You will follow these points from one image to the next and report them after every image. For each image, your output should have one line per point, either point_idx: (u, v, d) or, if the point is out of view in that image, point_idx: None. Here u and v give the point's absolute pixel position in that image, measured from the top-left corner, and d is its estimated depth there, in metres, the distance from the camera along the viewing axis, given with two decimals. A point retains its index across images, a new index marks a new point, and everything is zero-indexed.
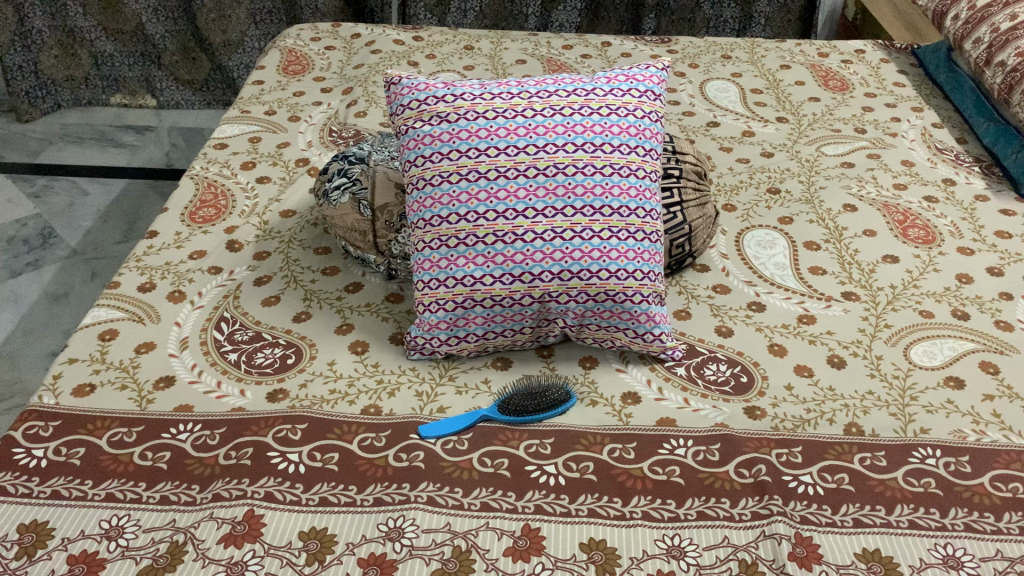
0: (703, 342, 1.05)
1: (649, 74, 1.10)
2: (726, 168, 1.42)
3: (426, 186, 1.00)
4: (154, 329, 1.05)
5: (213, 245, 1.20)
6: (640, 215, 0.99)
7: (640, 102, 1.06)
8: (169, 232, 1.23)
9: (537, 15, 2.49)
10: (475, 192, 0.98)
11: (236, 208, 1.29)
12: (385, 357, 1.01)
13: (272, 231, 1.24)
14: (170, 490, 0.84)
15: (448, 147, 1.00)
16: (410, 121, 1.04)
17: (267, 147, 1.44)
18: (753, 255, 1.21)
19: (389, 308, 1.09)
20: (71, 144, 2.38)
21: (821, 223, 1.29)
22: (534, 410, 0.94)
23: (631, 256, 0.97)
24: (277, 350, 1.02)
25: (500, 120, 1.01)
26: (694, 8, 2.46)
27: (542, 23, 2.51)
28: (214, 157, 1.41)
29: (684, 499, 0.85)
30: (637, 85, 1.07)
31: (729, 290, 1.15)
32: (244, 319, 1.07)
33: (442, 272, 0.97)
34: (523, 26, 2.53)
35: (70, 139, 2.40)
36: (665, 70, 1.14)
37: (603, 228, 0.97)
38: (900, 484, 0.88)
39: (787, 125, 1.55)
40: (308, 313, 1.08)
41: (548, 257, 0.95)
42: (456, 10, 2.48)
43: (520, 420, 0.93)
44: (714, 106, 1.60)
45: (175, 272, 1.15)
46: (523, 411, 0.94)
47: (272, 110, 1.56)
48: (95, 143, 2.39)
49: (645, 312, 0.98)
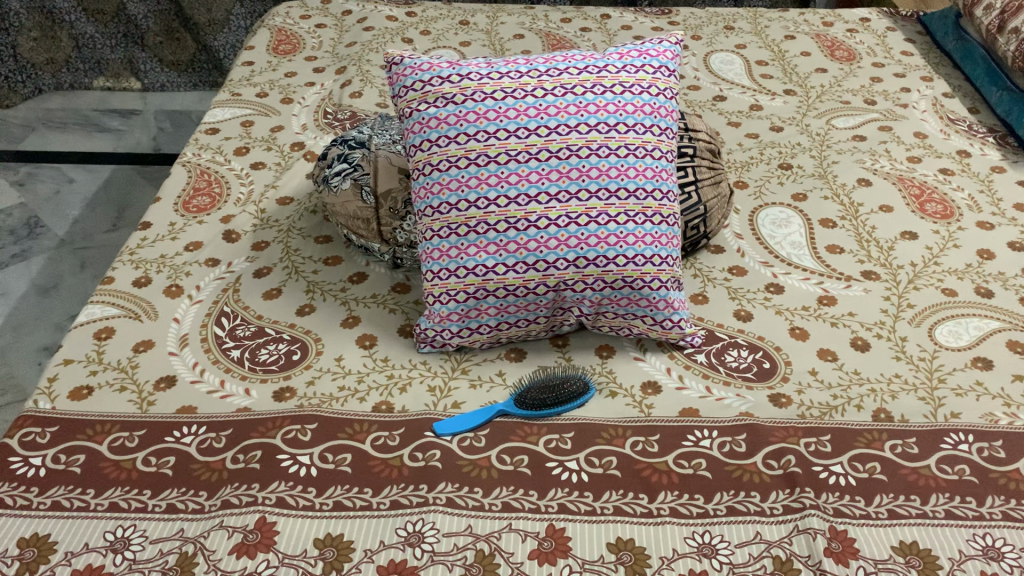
0: (722, 327, 1.02)
1: (662, 48, 1.05)
2: (735, 144, 1.38)
3: (433, 172, 0.96)
4: (153, 327, 1.01)
5: (210, 236, 1.16)
6: (657, 197, 0.96)
7: (655, 79, 1.01)
8: (163, 223, 1.18)
9: None
10: (485, 176, 0.94)
11: (231, 195, 1.24)
12: (395, 351, 0.97)
13: (270, 220, 1.19)
14: (177, 498, 0.81)
15: (456, 130, 0.95)
16: (413, 103, 0.99)
17: (260, 131, 1.39)
18: (767, 234, 1.18)
19: (395, 299, 1.04)
20: (54, 129, 2.32)
21: (836, 199, 1.25)
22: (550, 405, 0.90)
23: (649, 240, 0.94)
24: (282, 345, 0.98)
25: (509, 100, 0.96)
26: None
27: None
28: (206, 143, 1.36)
29: (712, 495, 0.82)
30: (651, 61, 1.02)
31: (745, 271, 1.11)
32: (246, 314, 1.03)
33: (453, 262, 0.93)
34: None
35: (54, 124, 2.34)
36: (678, 44, 1.08)
37: (619, 213, 0.93)
38: (933, 472, 0.85)
39: (795, 97, 1.50)
40: (312, 306, 1.03)
41: (563, 244, 0.92)
42: None
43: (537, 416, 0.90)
44: (719, 80, 1.56)
45: (171, 265, 1.11)
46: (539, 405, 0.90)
47: (264, 92, 1.51)
48: (79, 128, 2.33)
49: (664, 299, 0.95)
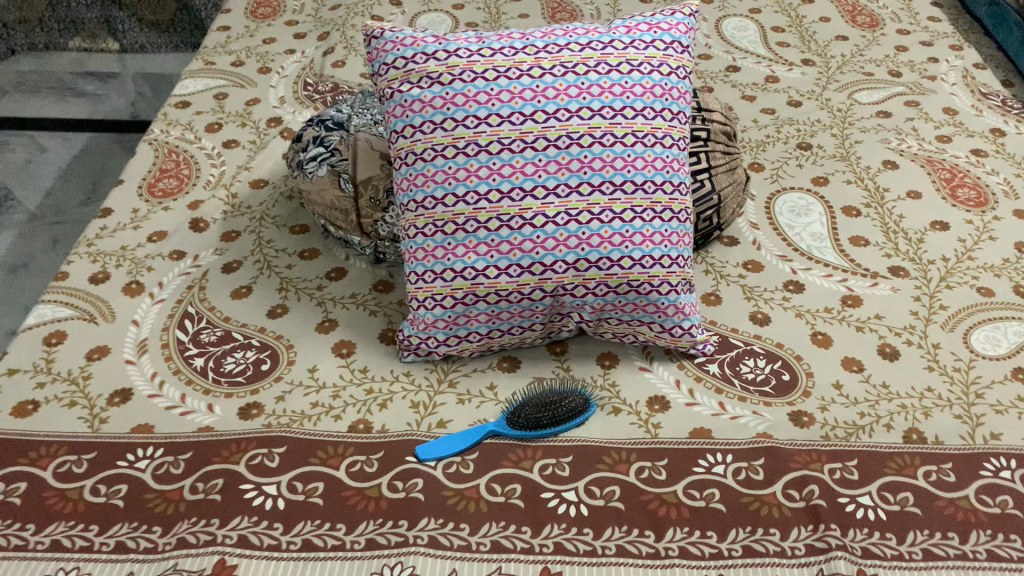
0: (737, 332, 0.92)
1: (674, 21, 0.93)
2: (749, 120, 1.27)
3: (417, 161, 0.85)
4: (109, 331, 0.91)
5: (176, 225, 1.06)
6: (668, 190, 0.86)
7: (666, 56, 0.89)
8: (125, 210, 1.09)
9: None
10: (475, 168, 0.83)
11: (201, 178, 1.14)
12: (375, 360, 0.88)
13: (242, 206, 1.09)
14: (127, 535, 0.72)
15: (442, 115, 0.84)
16: (395, 83, 0.88)
17: (234, 104, 1.29)
18: (786, 224, 1.08)
19: (375, 299, 0.95)
20: (26, 93, 2.21)
21: (860, 184, 1.15)
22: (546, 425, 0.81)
23: (658, 240, 0.84)
24: (250, 353, 0.89)
25: (502, 80, 0.85)
26: None
27: None
28: (175, 118, 1.25)
29: (726, 532, 0.73)
30: (662, 35, 0.91)
31: (762, 267, 1.02)
32: (212, 316, 0.93)
33: (438, 263, 0.83)
34: None
35: (25, 88, 2.23)
36: (692, 15, 0.97)
37: (624, 209, 0.83)
38: (972, 504, 0.76)
39: (813, 68, 1.39)
40: (285, 307, 0.94)
41: (562, 245, 0.82)
42: None
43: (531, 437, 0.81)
44: (732, 48, 1.45)
45: (132, 258, 1.01)
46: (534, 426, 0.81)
47: (239, 61, 1.39)
48: (52, 92, 2.23)
49: (673, 304, 0.85)
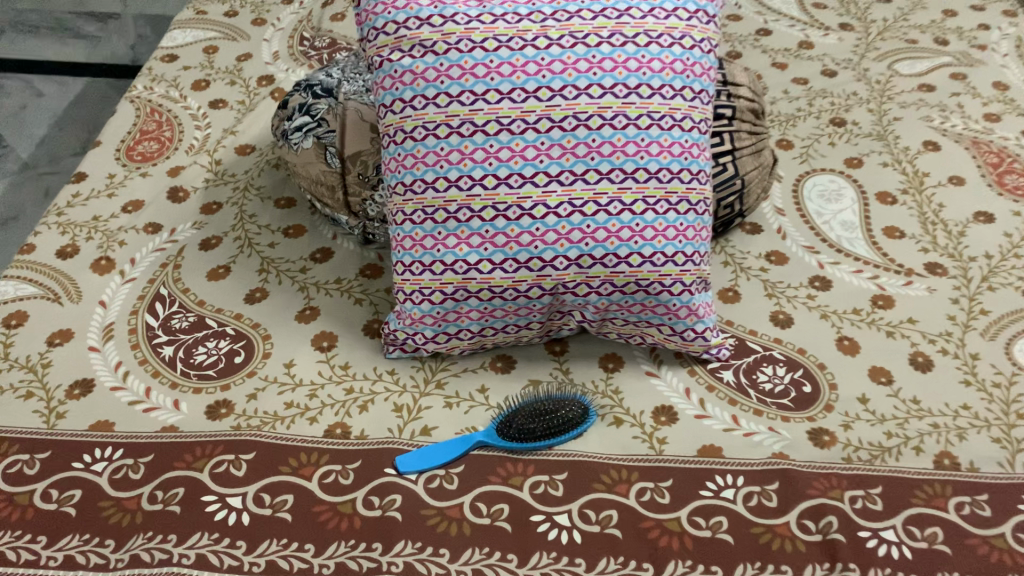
0: (755, 335, 0.84)
1: None
2: (780, 91, 1.17)
3: (407, 140, 0.77)
4: (73, 312, 0.85)
5: (153, 194, 0.99)
6: (685, 179, 0.77)
7: (691, 27, 0.79)
8: (100, 175, 1.01)
9: None
10: (470, 150, 0.75)
11: (183, 141, 1.06)
12: (358, 356, 0.80)
13: (225, 174, 1.01)
14: (77, 548, 0.66)
15: (435, 89, 0.76)
16: (384, 50, 0.78)
17: (224, 59, 1.20)
18: (814, 211, 0.99)
19: (361, 285, 0.87)
20: (24, 35, 2.10)
21: (897, 167, 1.05)
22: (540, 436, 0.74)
23: (671, 235, 0.75)
24: (223, 342, 0.82)
25: (503, 52, 0.75)
26: None
27: None
28: (160, 74, 1.17)
29: (732, 568, 0.66)
30: (686, 4, 0.79)
31: (786, 259, 0.93)
32: (185, 298, 0.86)
33: (427, 254, 0.76)
34: None
35: (23, 30, 2.11)
36: None
37: (635, 200, 0.74)
38: (1008, 544, 0.69)
39: (852, 34, 1.28)
40: (264, 291, 0.87)
41: (564, 239, 0.74)
42: None
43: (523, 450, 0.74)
44: (765, 9, 1.34)
45: (104, 231, 0.94)
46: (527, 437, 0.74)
47: (233, 11, 1.30)
48: (51, 33, 2.10)
49: (686, 306, 0.77)
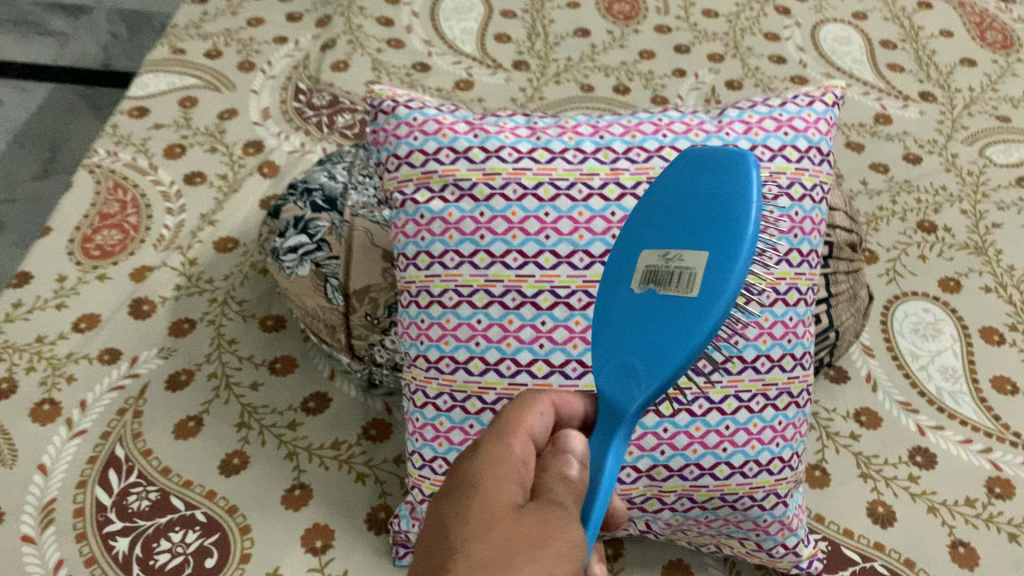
0: (852, 538, 0.69)
1: (814, 111, 0.63)
2: (857, 182, 1.01)
3: (434, 305, 0.59)
4: (6, 485, 0.69)
5: (112, 307, 0.83)
6: (788, 367, 0.61)
7: (800, 171, 0.61)
8: (49, 276, 0.85)
9: None
10: (516, 325, 0.58)
11: (151, 231, 0.90)
12: (357, 560, 0.65)
13: (201, 278, 0.86)
14: None
15: (473, 245, 0.58)
16: (408, 186, 0.61)
17: (204, 118, 1.04)
18: (908, 350, 0.84)
19: (364, 453, 0.72)
20: None
21: (1001, 292, 0.89)
22: (683, 278, 0.40)
23: (767, 437, 0.60)
24: (190, 534, 0.66)
25: (562, 202, 0.58)
26: None
27: None
28: (127, 135, 1.01)
29: None
30: (795, 140, 0.61)
31: (879, 420, 0.78)
32: (148, 464, 0.71)
33: (453, 451, 0.60)
34: None
35: None
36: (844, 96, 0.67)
37: (725, 396, 0.59)
38: None
39: (934, 106, 1.11)
40: (243, 456, 0.72)
41: (633, 446, 0.59)
42: None
43: (615, 316, 0.43)
44: (833, 68, 1.16)
45: (51, 359, 0.78)
46: (625, 339, 0.42)
47: (216, 50, 1.14)
48: (13, 27, 1.82)
49: (779, 521, 0.62)
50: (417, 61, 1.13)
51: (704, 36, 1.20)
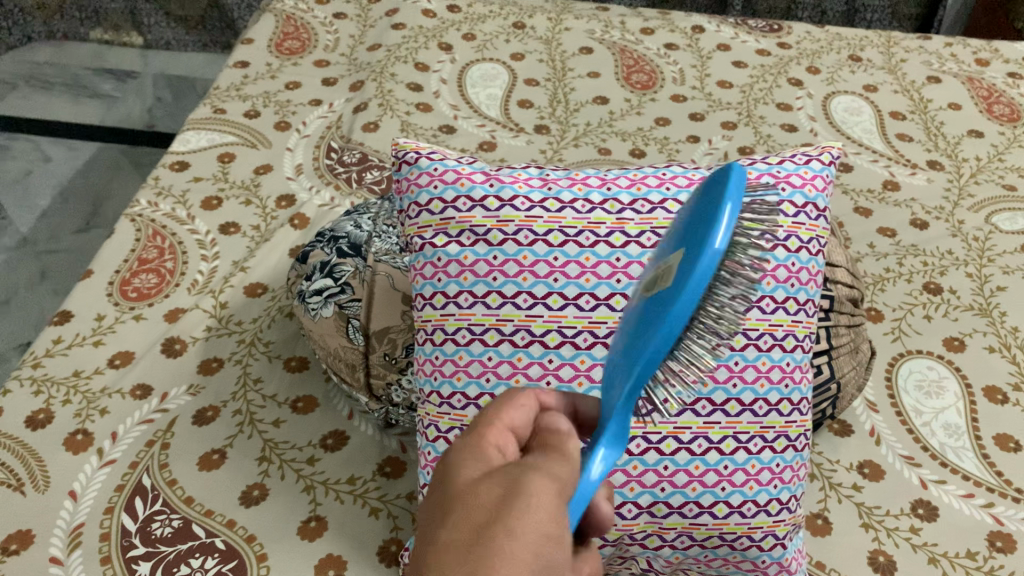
0: None
1: (809, 171, 0.68)
2: (864, 244, 1.05)
3: (448, 342, 0.63)
4: (37, 507, 0.72)
5: (146, 346, 0.87)
6: (786, 411, 0.63)
7: (796, 225, 0.65)
8: (88, 316, 0.90)
9: None
10: (524, 363, 0.61)
11: (186, 276, 0.95)
12: None
13: (231, 321, 0.90)
14: None
15: (486, 286, 0.62)
16: (427, 232, 0.65)
17: (240, 173, 1.10)
18: (912, 406, 0.86)
19: (378, 488, 0.75)
20: (36, 90, 1.91)
21: (1005, 353, 0.91)
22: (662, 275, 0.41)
23: (766, 479, 0.63)
24: (210, 561, 0.68)
25: (570, 248, 0.61)
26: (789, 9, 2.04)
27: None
28: (167, 187, 1.07)
29: None
30: (791, 195, 0.65)
31: (882, 473, 0.80)
32: (172, 493, 0.74)
33: None
34: None
35: (37, 83, 1.93)
36: (839, 156, 0.71)
37: (724, 436, 0.62)
38: None
39: (941, 174, 1.15)
40: (263, 488, 0.75)
41: (634, 482, 0.62)
42: None
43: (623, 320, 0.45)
44: (843, 137, 1.21)
45: (85, 392, 0.82)
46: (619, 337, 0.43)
47: (255, 110, 1.21)
48: (65, 90, 1.92)
49: (777, 562, 0.64)
50: (443, 124, 1.19)
51: (718, 105, 1.25)
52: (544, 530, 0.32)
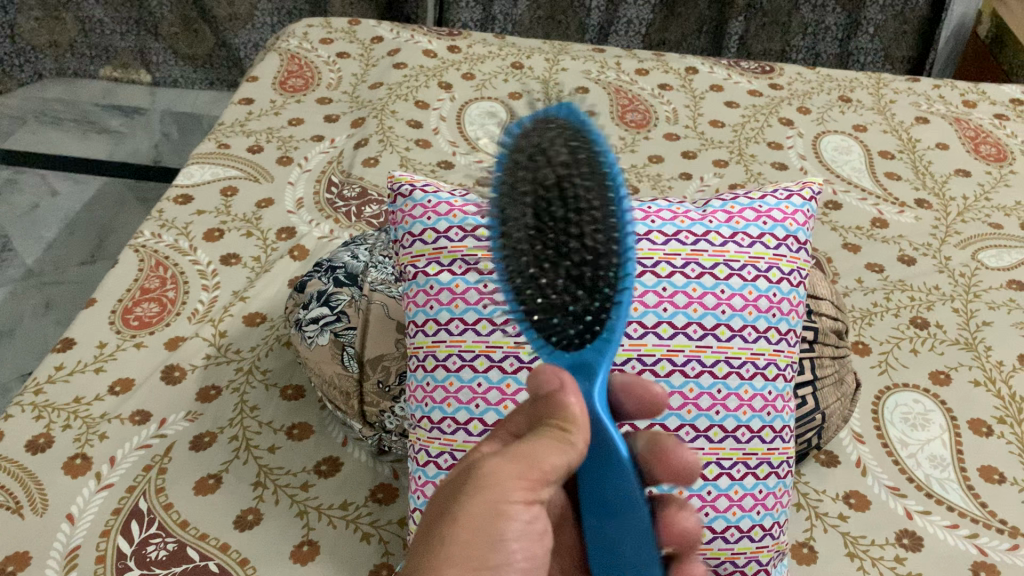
0: None
1: (791, 207, 0.70)
2: (852, 279, 1.07)
3: (438, 368, 0.65)
4: (34, 529, 0.73)
5: (146, 372, 0.89)
6: (768, 438, 0.64)
7: (777, 257, 0.67)
8: (90, 343, 0.92)
9: (596, 27, 2.08)
10: (513, 389, 0.62)
11: (187, 305, 0.97)
12: None
13: (229, 350, 0.92)
14: None
15: (476, 314, 0.64)
16: (420, 261, 0.67)
17: (242, 206, 1.13)
18: (898, 439, 0.87)
19: (370, 514, 0.77)
20: (45, 125, 1.95)
21: (990, 386, 0.92)
22: None
23: (748, 505, 0.64)
24: None
25: None
26: (781, 53, 2.09)
27: (601, 35, 2.10)
28: (171, 219, 1.09)
29: None
30: (773, 228, 0.68)
31: (868, 503, 0.81)
32: (167, 518, 0.75)
33: None
34: (577, 38, 2.12)
35: (46, 118, 1.98)
36: (818, 193, 0.74)
37: (707, 462, 0.63)
38: None
39: (928, 212, 1.17)
40: (257, 513, 0.76)
41: None
42: (500, 17, 2.07)
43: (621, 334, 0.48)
44: (832, 175, 1.23)
45: (85, 418, 0.84)
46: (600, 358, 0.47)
47: (258, 145, 1.24)
48: (74, 126, 1.96)
49: None
50: (441, 160, 1.22)
51: (710, 143, 1.28)
52: (494, 503, 0.43)
